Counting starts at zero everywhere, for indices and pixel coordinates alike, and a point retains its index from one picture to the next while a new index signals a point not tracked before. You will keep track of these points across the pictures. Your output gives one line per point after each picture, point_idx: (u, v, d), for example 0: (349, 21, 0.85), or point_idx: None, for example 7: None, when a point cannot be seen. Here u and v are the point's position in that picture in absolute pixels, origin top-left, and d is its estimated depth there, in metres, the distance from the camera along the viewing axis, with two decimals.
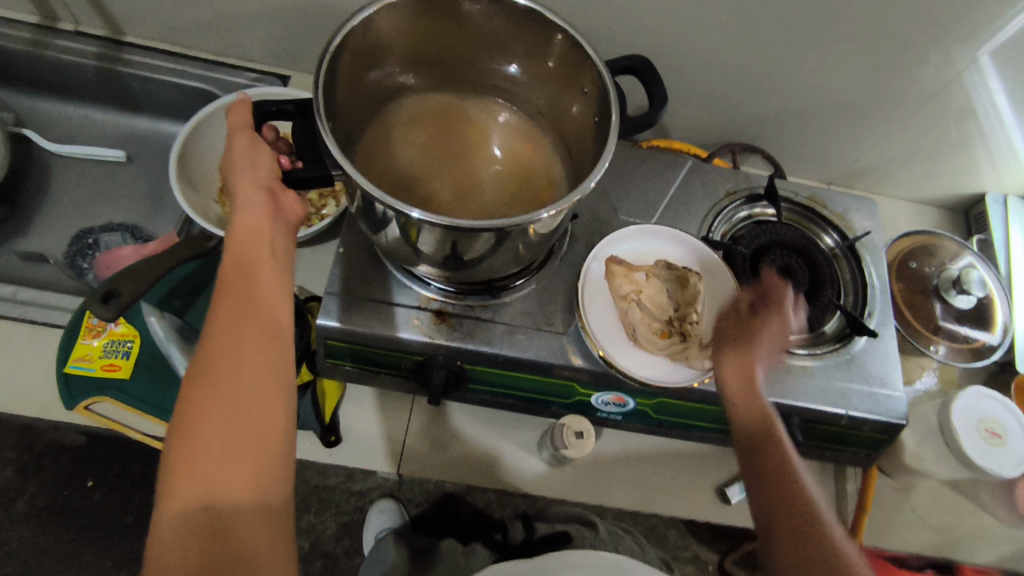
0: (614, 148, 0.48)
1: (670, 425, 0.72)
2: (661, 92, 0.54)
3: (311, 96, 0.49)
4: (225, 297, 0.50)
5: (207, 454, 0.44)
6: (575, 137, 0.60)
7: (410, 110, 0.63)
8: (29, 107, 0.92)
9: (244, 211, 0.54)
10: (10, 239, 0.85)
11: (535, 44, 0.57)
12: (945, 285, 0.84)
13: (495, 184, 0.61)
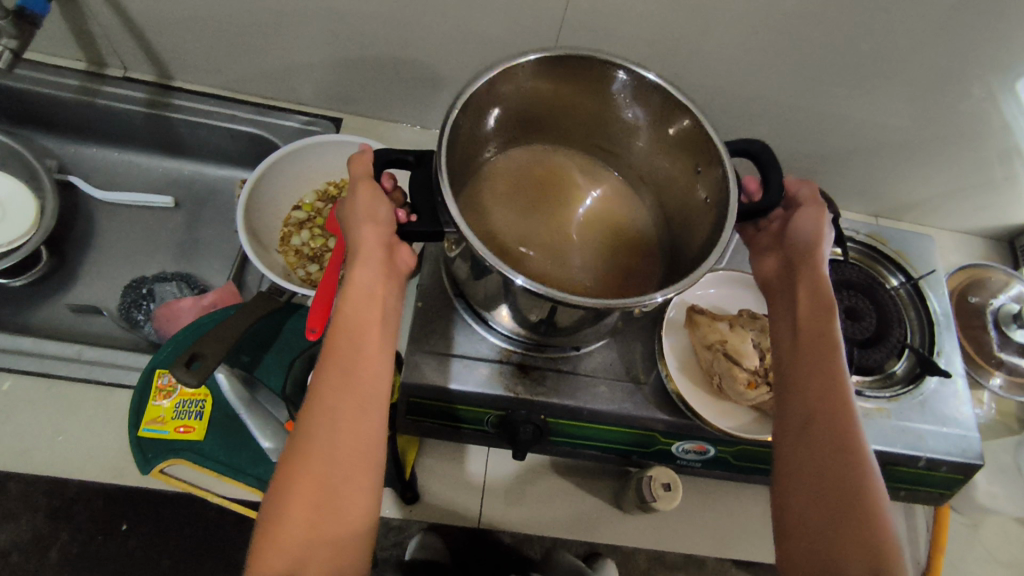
0: (733, 233, 0.52)
1: (749, 471, 0.72)
2: (780, 184, 0.58)
3: (434, 154, 0.50)
4: (330, 361, 0.51)
5: (289, 533, 0.46)
6: (681, 211, 0.65)
7: (519, 161, 0.68)
8: (74, 153, 0.90)
9: (361, 268, 0.54)
10: (58, 290, 0.83)
11: (665, 128, 0.61)
12: (1006, 319, 0.85)
13: (588, 235, 0.66)
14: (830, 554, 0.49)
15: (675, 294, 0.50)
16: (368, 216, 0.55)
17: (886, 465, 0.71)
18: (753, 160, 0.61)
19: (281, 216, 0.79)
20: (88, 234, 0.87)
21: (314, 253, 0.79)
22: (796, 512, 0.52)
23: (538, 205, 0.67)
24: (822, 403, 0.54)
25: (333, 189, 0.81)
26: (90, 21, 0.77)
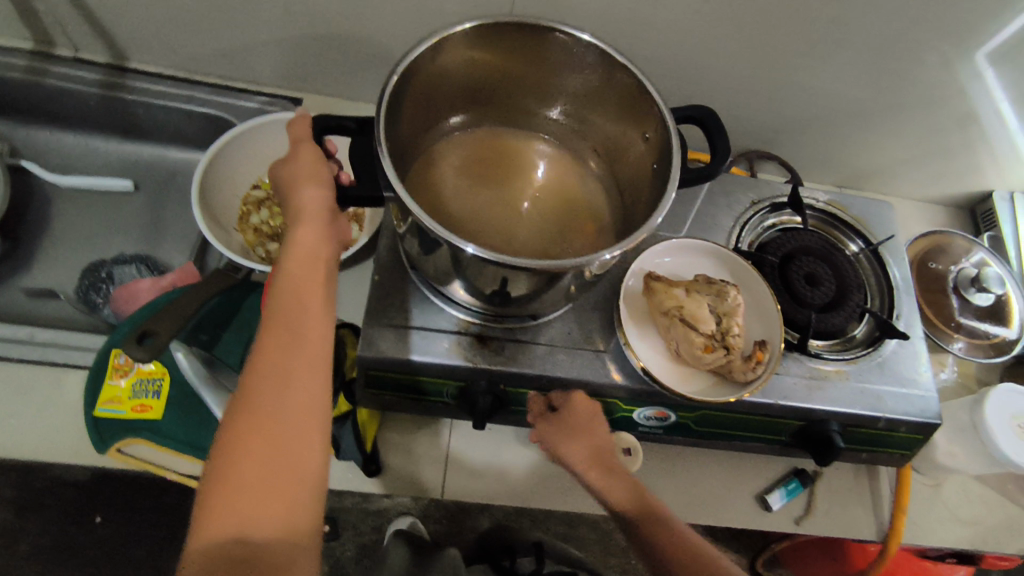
0: (675, 191, 0.52)
1: (711, 436, 0.73)
2: (727, 147, 0.59)
3: (373, 121, 0.50)
4: (274, 317, 0.51)
5: (239, 486, 0.45)
6: (631, 181, 0.64)
7: (469, 142, 0.68)
8: (25, 137, 0.88)
9: (305, 228, 0.55)
10: (13, 274, 0.81)
11: (613, 96, 0.61)
12: (965, 284, 0.85)
13: (542, 208, 0.66)
14: None
15: (620, 251, 0.51)
16: (311, 180, 0.55)
17: (846, 427, 0.72)
18: (701, 126, 0.61)
19: (238, 194, 0.78)
20: (43, 219, 0.85)
21: (273, 232, 0.79)
22: None
23: (489, 182, 0.66)
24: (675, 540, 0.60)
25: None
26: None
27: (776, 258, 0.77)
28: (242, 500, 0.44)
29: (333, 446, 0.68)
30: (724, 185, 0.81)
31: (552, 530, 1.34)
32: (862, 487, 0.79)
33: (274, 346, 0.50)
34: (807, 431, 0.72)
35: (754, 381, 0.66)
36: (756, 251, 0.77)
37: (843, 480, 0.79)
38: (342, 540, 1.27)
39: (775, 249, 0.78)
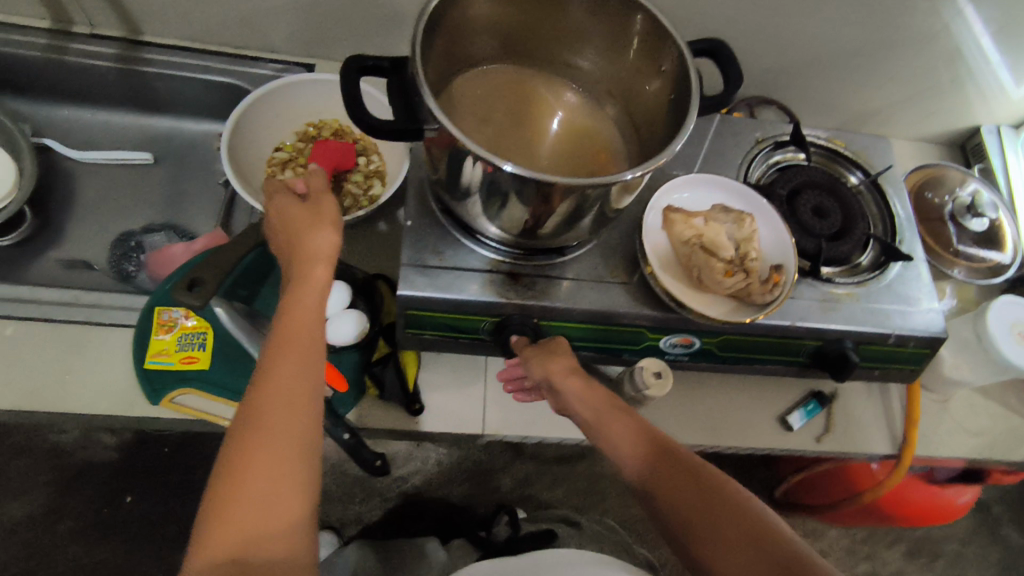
0: (696, 119, 0.55)
1: (733, 360, 0.77)
2: (740, 76, 0.61)
3: (412, 58, 0.52)
4: (278, 347, 0.53)
5: (239, 509, 0.46)
6: (646, 116, 0.67)
7: (487, 81, 0.70)
8: (46, 116, 0.90)
9: (312, 264, 0.58)
10: (47, 248, 0.84)
11: (629, 35, 0.64)
12: (961, 212, 0.90)
13: (568, 137, 0.69)
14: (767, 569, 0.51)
15: (643, 172, 0.55)
16: (318, 228, 0.59)
17: (859, 344, 0.76)
18: (712, 58, 0.63)
19: (260, 155, 0.80)
20: (69, 196, 0.88)
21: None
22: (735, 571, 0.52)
23: (516, 116, 0.69)
24: (669, 475, 0.56)
25: (312, 130, 0.83)
26: None
27: (784, 191, 0.81)
28: (243, 522, 0.46)
29: (377, 387, 0.73)
30: (732, 126, 0.84)
31: (572, 486, 1.38)
32: (874, 403, 0.84)
33: (278, 373, 0.52)
34: (825, 350, 0.76)
35: (773, 302, 0.70)
36: (765, 185, 0.81)
37: (855, 398, 0.84)
38: (370, 506, 1.30)
39: (783, 182, 0.82)
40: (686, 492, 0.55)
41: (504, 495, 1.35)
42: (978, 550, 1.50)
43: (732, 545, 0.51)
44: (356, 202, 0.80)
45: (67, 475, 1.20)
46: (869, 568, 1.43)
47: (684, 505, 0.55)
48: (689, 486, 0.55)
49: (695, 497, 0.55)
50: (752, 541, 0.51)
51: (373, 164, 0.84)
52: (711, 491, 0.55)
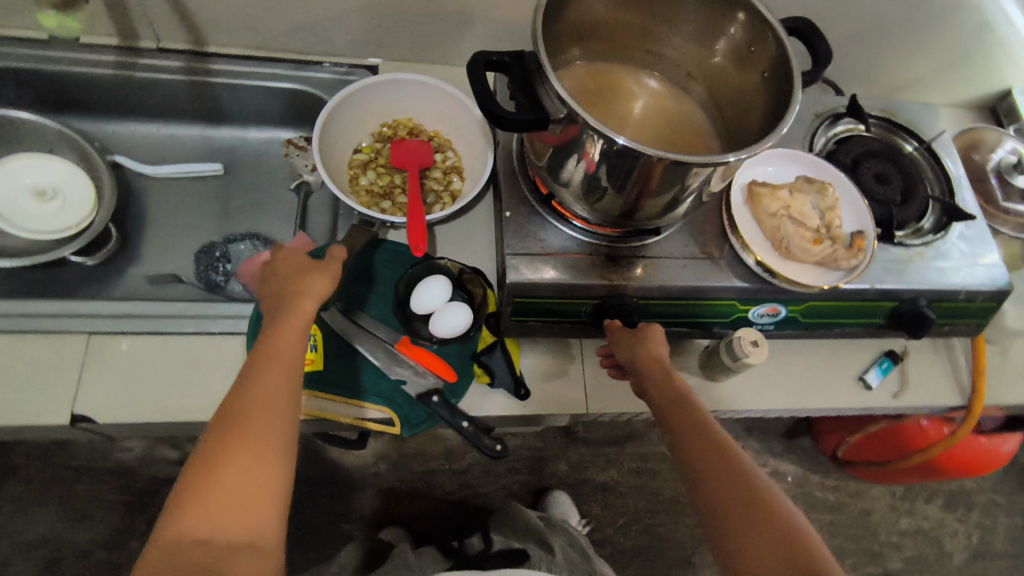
0: (800, 99, 0.56)
1: (816, 326, 0.81)
2: (829, 52, 0.64)
3: (535, 49, 0.55)
4: (265, 356, 0.57)
5: (211, 496, 0.48)
6: (735, 98, 0.68)
7: (577, 74, 0.72)
8: (113, 133, 0.91)
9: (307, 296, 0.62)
10: (132, 264, 0.85)
11: (716, 19, 0.65)
12: (1008, 169, 0.95)
13: (659, 119, 0.72)
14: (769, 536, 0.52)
15: (748, 155, 0.55)
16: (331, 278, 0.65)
17: (931, 302, 0.80)
18: (800, 37, 0.67)
19: (341, 158, 0.83)
20: (145, 211, 0.89)
21: (383, 190, 0.84)
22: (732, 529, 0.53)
23: (610, 104, 0.72)
24: (725, 470, 0.56)
25: (388, 131, 0.86)
26: None
27: (848, 160, 0.85)
28: (216, 508, 0.48)
29: (486, 375, 0.75)
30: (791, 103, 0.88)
31: (626, 466, 1.41)
32: (941, 357, 0.88)
33: (265, 379, 0.55)
34: (900, 311, 0.79)
35: (857, 267, 0.74)
36: (829, 155, 0.85)
37: (924, 354, 0.88)
38: (432, 500, 1.32)
39: (845, 151, 0.86)
40: (736, 493, 0.54)
41: (561, 480, 1.38)
42: (1016, 501, 1.54)
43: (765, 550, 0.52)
44: (439, 199, 0.84)
45: (135, 493, 1.20)
46: (912, 522, 1.48)
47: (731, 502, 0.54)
48: (738, 484, 0.55)
49: (745, 499, 0.54)
50: (786, 553, 0.51)
51: (449, 160, 0.86)
52: (763, 498, 0.54)
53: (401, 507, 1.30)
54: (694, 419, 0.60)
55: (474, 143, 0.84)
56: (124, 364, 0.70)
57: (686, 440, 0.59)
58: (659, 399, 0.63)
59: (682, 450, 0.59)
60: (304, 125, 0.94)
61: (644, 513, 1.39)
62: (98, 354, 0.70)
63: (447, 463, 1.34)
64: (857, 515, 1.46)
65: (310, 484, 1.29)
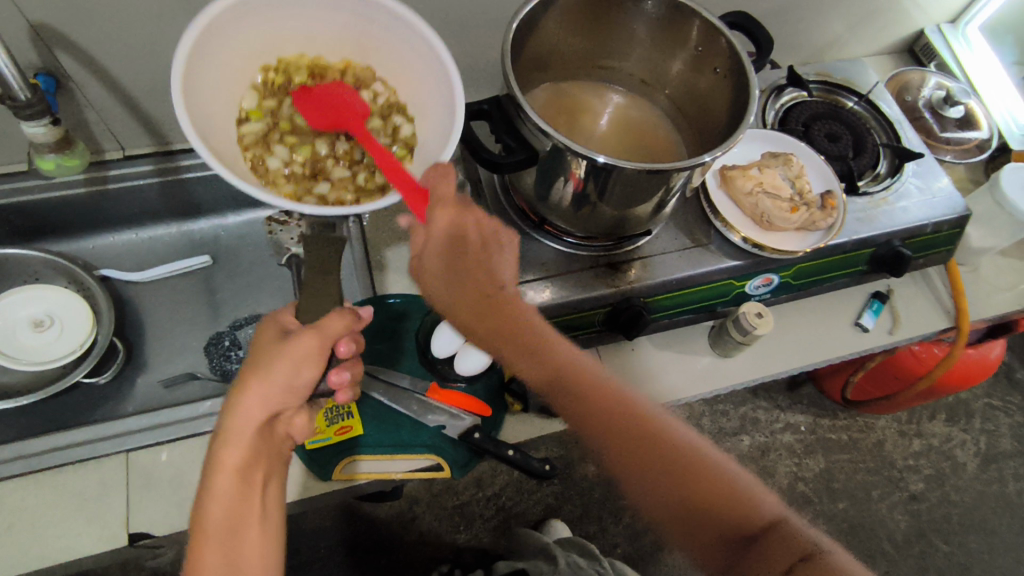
0: (759, 90, 0.61)
1: (808, 285, 0.86)
2: (770, 40, 0.72)
3: (511, 91, 0.59)
4: (222, 497, 0.53)
5: None
6: (688, 95, 0.74)
7: (546, 102, 0.75)
8: (93, 248, 0.91)
9: (243, 408, 0.53)
10: (142, 372, 0.84)
11: (661, 29, 0.70)
12: (939, 105, 1.02)
13: (628, 131, 0.77)
14: (712, 503, 0.60)
15: (723, 151, 0.59)
16: (276, 378, 0.53)
17: (905, 241, 0.85)
18: (740, 29, 0.74)
19: (235, 136, 0.58)
20: (142, 318, 0.89)
21: (309, 169, 0.64)
22: (683, 517, 0.60)
23: (581, 127, 0.76)
24: (650, 461, 0.63)
25: (275, 77, 0.61)
26: (86, 109, 0.78)
27: (798, 126, 0.91)
28: None
29: (520, 402, 0.78)
30: None
31: None
32: (921, 287, 0.95)
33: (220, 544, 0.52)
34: (879, 254, 0.84)
35: (834, 224, 0.78)
36: (780, 125, 0.91)
37: (906, 287, 0.94)
38: (474, 530, 1.33)
39: (794, 118, 0.92)
40: (678, 493, 0.61)
41: (592, 483, 1.40)
42: (1009, 401, 1.63)
43: (714, 544, 0.59)
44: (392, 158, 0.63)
45: None
46: (922, 442, 1.55)
47: (679, 505, 0.61)
48: (666, 465, 0.63)
49: (674, 484, 0.62)
50: (726, 508, 0.60)
51: (381, 97, 0.64)
52: (699, 471, 0.62)
53: (445, 545, 1.32)
54: (616, 418, 0.65)
55: (415, 65, 0.61)
56: (168, 475, 0.70)
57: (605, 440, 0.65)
58: (574, 411, 0.67)
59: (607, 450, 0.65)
60: None
61: None
62: (138, 470, 0.70)
63: (479, 490, 1.36)
64: (870, 448, 1.53)
65: (351, 544, 1.29)
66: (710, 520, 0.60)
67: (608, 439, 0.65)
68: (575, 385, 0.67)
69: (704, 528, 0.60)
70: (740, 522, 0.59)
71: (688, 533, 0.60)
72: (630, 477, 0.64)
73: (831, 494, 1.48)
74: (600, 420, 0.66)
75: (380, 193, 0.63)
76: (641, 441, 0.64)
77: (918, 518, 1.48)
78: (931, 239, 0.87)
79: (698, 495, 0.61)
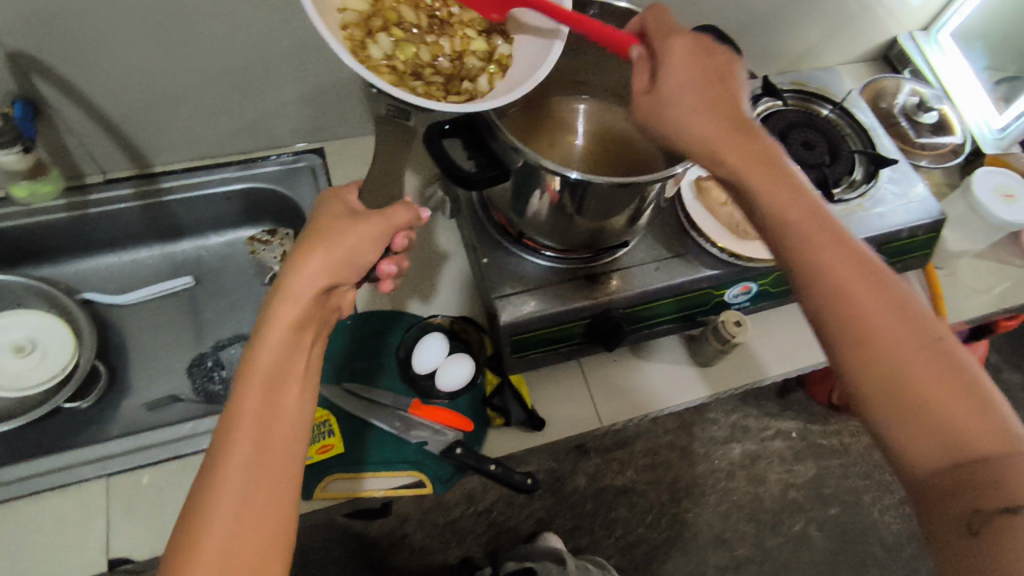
0: None
1: (786, 292, 0.87)
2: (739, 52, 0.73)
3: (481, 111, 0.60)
4: (268, 352, 0.49)
5: (214, 528, 0.43)
6: None
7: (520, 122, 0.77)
8: (74, 272, 0.91)
9: (310, 261, 0.52)
10: (125, 395, 0.84)
11: None
12: (913, 111, 1.03)
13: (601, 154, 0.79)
14: (983, 411, 0.42)
15: (694, 162, 0.60)
16: (352, 243, 0.55)
17: (881, 246, 0.86)
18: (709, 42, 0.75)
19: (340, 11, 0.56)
20: (125, 341, 0.89)
21: (407, 66, 0.61)
22: (880, 407, 0.44)
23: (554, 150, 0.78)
24: (920, 324, 0.45)
25: None
26: (64, 134, 0.79)
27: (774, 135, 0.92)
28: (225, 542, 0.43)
29: (501, 416, 0.77)
30: None
31: (640, 465, 1.45)
32: None
33: (251, 392, 0.47)
34: None
35: None
36: None
37: None
38: (467, 545, 1.33)
39: (770, 128, 0.93)
40: (948, 380, 0.42)
41: (584, 495, 1.40)
42: None
43: (929, 444, 0.42)
44: (483, 68, 0.62)
45: None
46: None
47: (890, 390, 0.43)
48: (913, 318, 0.45)
49: (936, 357, 0.43)
50: (975, 419, 0.41)
51: None
52: (961, 370, 0.43)
53: (438, 560, 1.31)
54: (848, 263, 0.47)
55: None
56: (148, 498, 0.70)
57: (819, 288, 0.47)
58: (796, 250, 0.49)
59: (832, 326, 0.46)
60: (263, 220, 0.95)
61: (668, 503, 1.42)
62: (119, 493, 0.70)
63: (470, 505, 1.36)
64: (861, 453, 1.53)
65: (342, 563, 1.28)
66: (939, 421, 0.42)
67: (827, 280, 0.47)
68: (823, 217, 0.50)
69: (931, 435, 0.42)
70: (980, 447, 0.41)
71: (887, 423, 0.44)
72: (894, 331, 0.44)
73: (822, 500, 1.48)
74: (850, 261, 0.47)
75: (465, 98, 0.60)
76: (914, 312, 0.45)
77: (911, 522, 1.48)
78: (907, 245, 0.88)
79: (933, 386, 0.42)
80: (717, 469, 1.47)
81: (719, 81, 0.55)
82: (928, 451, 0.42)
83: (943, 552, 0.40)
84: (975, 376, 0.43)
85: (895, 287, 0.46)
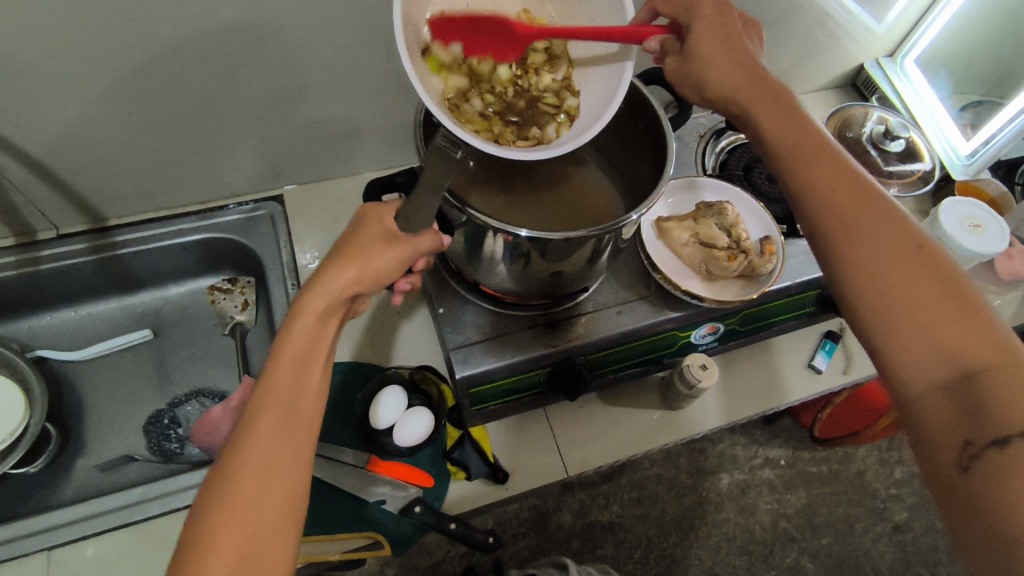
0: (673, 143, 0.61)
1: (755, 330, 0.85)
2: None
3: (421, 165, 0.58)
4: (301, 341, 0.52)
5: (239, 486, 0.45)
6: (617, 149, 0.74)
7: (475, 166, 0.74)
8: (27, 329, 0.89)
9: (345, 268, 0.53)
10: (77, 456, 0.82)
11: None
12: (881, 140, 1.02)
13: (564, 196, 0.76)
14: (972, 325, 0.45)
15: (647, 208, 0.59)
16: (379, 248, 0.55)
17: None
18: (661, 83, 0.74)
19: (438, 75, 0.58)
20: (79, 398, 0.86)
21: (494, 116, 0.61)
22: (878, 324, 0.48)
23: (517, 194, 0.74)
24: (915, 251, 0.49)
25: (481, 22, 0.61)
26: (12, 193, 0.78)
27: (738, 170, 0.91)
28: (253, 491, 0.45)
29: (462, 470, 0.75)
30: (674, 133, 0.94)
31: (626, 500, 1.42)
32: None
33: (282, 372, 0.50)
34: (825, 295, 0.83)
35: (775, 269, 0.78)
36: (721, 171, 0.91)
37: None
38: None
39: (734, 163, 0.92)
40: (942, 302, 0.46)
41: (569, 532, 1.36)
42: None
43: (931, 357, 0.45)
44: (552, 119, 0.61)
45: None
46: (904, 469, 1.52)
47: (883, 312, 0.48)
48: (913, 251, 0.49)
49: (927, 284, 0.47)
50: (963, 329, 0.45)
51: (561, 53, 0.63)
52: (959, 290, 0.47)
53: None
54: (860, 204, 0.52)
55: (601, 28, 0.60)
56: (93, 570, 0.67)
57: (850, 205, 0.53)
58: (813, 192, 0.55)
59: (831, 256, 0.52)
60: (224, 268, 0.94)
61: (655, 538, 1.39)
62: (63, 566, 0.67)
63: (452, 547, 1.32)
64: (851, 478, 1.50)
65: None
66: (927, 336, 0.46)
67: (833, 222, 0.52)
68: (817, 155, 0.56)
69: (920, 348, 0.46)
70: (971, 355, 0.44)
71: (882, 340, 0.48)
72: (888, 263, 0.49)
73: (814, 529, 1.45)
74: (863, 200, 0.53)
75: (532, 143, 0.60)
76: (907, 245, 0.49)
77: (904, 549, 1.45)
78: None
79: (919, 309, 0.47)
80: (706, 501, 1.43)
81: (739, 51, 0.61)
82: (922, 359, 0.45)
83: (934, 472, 0.44)
84: (974, 298, 0.47)
85: (902, 223, 0.51)
